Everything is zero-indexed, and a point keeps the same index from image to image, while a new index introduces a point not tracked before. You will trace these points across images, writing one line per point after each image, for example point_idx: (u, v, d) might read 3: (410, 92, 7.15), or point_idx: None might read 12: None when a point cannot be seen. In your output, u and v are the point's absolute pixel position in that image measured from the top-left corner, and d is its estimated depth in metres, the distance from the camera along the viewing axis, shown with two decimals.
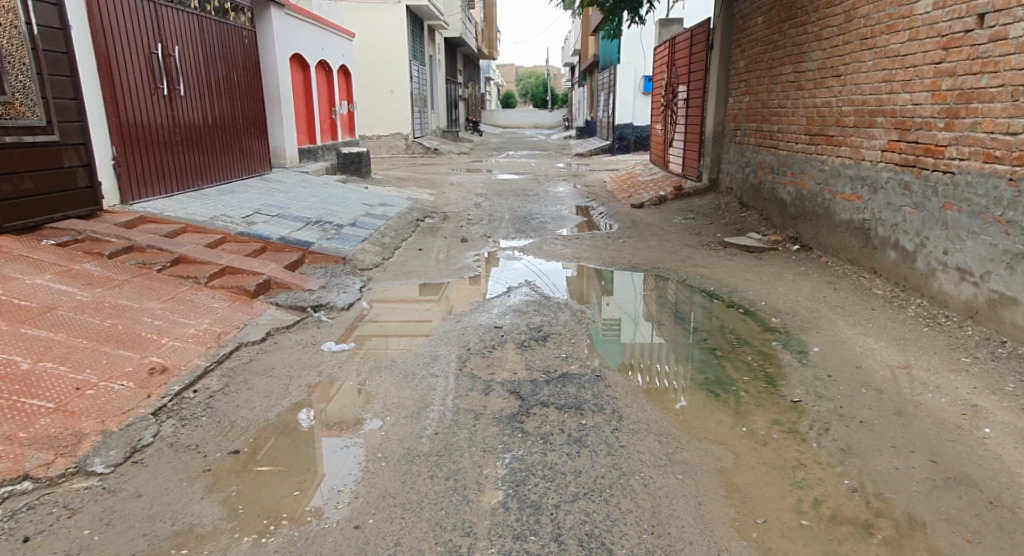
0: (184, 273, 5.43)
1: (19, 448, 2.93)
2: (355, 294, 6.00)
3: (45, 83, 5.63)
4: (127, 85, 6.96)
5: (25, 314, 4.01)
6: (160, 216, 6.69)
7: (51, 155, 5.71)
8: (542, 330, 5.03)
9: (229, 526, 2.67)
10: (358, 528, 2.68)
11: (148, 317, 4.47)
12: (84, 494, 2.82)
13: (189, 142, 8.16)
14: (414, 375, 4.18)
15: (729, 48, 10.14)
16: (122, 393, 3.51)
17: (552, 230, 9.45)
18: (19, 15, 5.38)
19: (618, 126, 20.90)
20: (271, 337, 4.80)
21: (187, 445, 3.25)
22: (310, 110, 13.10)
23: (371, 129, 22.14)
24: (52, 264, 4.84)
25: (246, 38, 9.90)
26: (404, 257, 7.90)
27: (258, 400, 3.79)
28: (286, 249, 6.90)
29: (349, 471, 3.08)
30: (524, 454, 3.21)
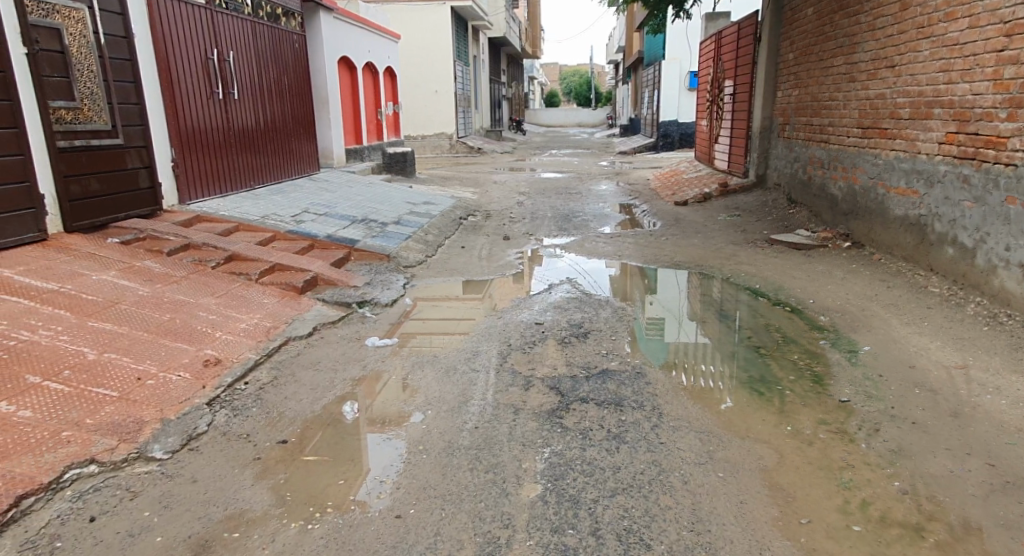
0: (237, 270, 5.61)
1: (86, 433, 3.07)
2: (399, 291, 6.11)
3: (110, 89, 5.90)
4: (185, 88, 7.21)
5: (91, 308, 4.20)
6: (214, 215, 6.93)
7: (116, 157, 5.97)
8: (583, 327, 5.03)
9: (278, 511, 2.76)
10: (400, 517, 2.73)
11: (202, 312, 4.63)
12: (144, 478, 2.95)
13: (242, 143, 8.41)
14: (456, 370, 4.24)
15: (778, 40, 9.92)
16: (179, 384, 3.65)
17: (595, 228, 9.40)
18: (87, 24, 5.65)
19: (662, 124, 20.68)
20: (318, 332, 4.92)
21: (238, 434, 3.37)
22: (357, 111, 13.34)
23: (415, 129, 22.41)
24: (115, 261, 5.06)
25: (297, 41, 10.16)
26: (447, 254, 7.99)
27: (305, 392, 3.90)
28: (332, 246, 7.06)
29: (391, 462, 3.14)
30: (563, 449, 3.23)
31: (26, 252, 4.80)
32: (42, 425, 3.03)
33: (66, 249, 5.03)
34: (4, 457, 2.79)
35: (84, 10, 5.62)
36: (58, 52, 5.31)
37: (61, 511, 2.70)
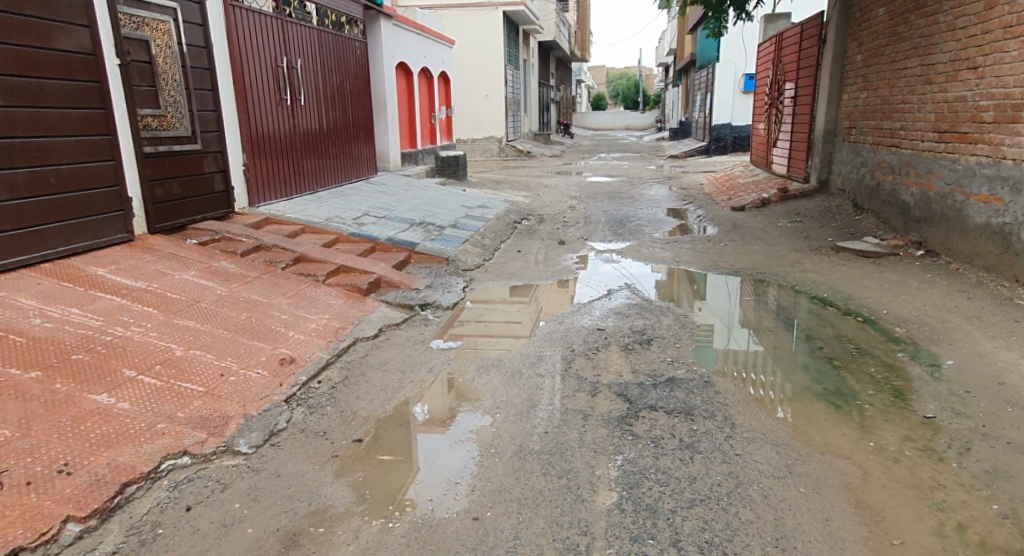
0: (305, 271, 5.78)
1: (178, 426, 3.21)
2: (459, 294, 6.20)
3: (191, 97, 6.18)
4: (257, 95, 7.48)
5: (176, 306, 4.39)
6: (282, 218, 7.15)
7: (194, 162, 6.24)
8: (645, 333, 4.99)
9: (360, 509, 2.83)
10: (478, 519, 2.76)
11: (276, 311, 4.79)
12: (233, 471, 3.07)
13: (306, 148, 8.67)
14: (522, 374, 4.26)
15: (846, 41, 9.62)
16: (258, 380, 3.79)
17: (650, 233, 9.30)
18: (171, 35, 5.94)
19: (715, 127, 20.30)
20: (383, 333, 5.02)
21: (316, 431, 3.47)
22: (412, 116, 13.56)
23: (466, 133, 22.67)
24: (195, 261, 5.28)
25: (359, 48, 10.41)
26: (504, 258, 8.05)
27: (375, 392, 3.99)
28: (393, 248, 7.19)
29: (464, 464, 3.18)
30: (636, 456, 3.21)
31: (116, 252, 5.05)
32: (139, 417, 3.18)
33: (152, 250, 5.27)
34: (108, 446, 2.95)
35: (169, 22, 5.92)
36: (146, 62, 5.60)
37: (160, 499, 2.82)
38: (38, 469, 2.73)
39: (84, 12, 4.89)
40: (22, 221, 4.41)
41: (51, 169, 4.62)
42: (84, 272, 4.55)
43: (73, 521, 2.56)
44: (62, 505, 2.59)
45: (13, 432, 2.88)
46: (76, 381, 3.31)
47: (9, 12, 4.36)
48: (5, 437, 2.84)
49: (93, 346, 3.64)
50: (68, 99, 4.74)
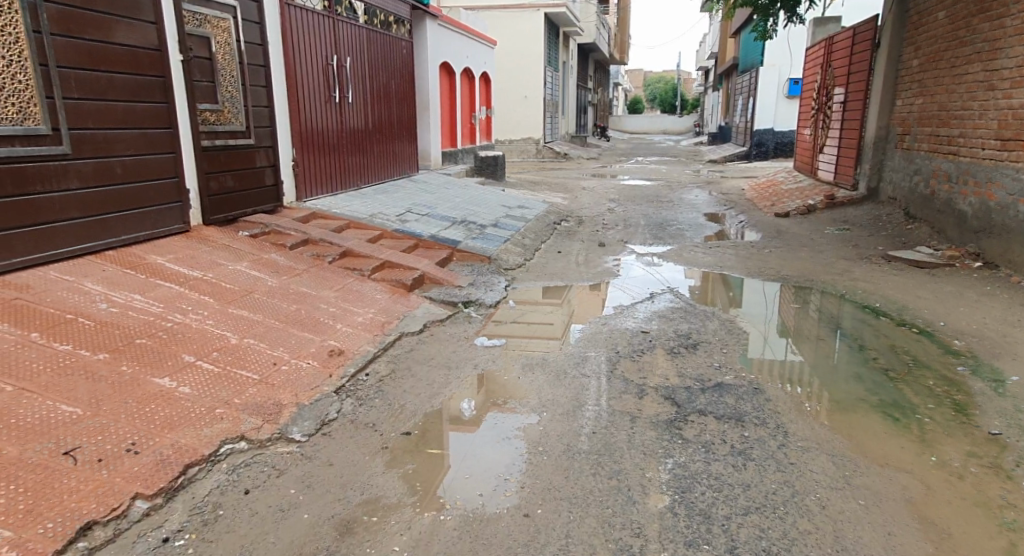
0: (351, 265, 5.85)
1: (236, 411, 3.29)
2: (501, 292, 6.20)
3: (247, 93, 6.33)
4: (307, 92, 7.61)
5: (231, 296, 4.50)
6: (328, 213, 7.25)
7: (248, 156, 6.38)
8: (691, 337, 4.93)
9: (411, 501, 2.85)
10: (528, 516, 2.76)
11: (325, 304, 4.88)
12: (288, 458, 3.13)
13: (352, 145, 8.79)
14: (566, 375, 4.23)
15: (902, 45, 9.34)
16: (309, 370, 3.86)
17: (691, 238, 9.17)
18: (230, 33, 6.09)
19: (757, 132, 19.94)
20: (427, 329, 5.05)
21: (365, 423, 3.51)
22: (453, 115, 13.64)
23: (504, 134, 22.72)
24: (247, 253, 5.40)
25: (406, 48, 10.51)
26: (545, 258, 8.04)
27: (422, 387, 4.01)
28: (436, 246, 7.23)
29: (513, 461, 3.19)
30: (687, 461, 3.16)
31: (175, 242, 5.19)
32: (198, 402, 3.27)
33: (207, 241, 5.40)
34: (170, 428, 3.03)
35: (229, 20, 6.06)
36: (206, 59, 5.75)
37: (220, 481, 2.89)
38: (107, 447, 2.82)
39: (152, 9, 5.05)
40: (91, 209, 4.56)
41: (118, 160, 4.77)
42: (145, 260, 4.69)
43: (141, 498, 2.64)
44: (131, 483, 2.68)
45: (85, 411, 2.98)
46: (140, 364, 3.42)
47: (85, 9, 4.50)
48: (77, 415, 2.95)
49: (155, 332, 3.75)
50: (134, 94, 4.89)
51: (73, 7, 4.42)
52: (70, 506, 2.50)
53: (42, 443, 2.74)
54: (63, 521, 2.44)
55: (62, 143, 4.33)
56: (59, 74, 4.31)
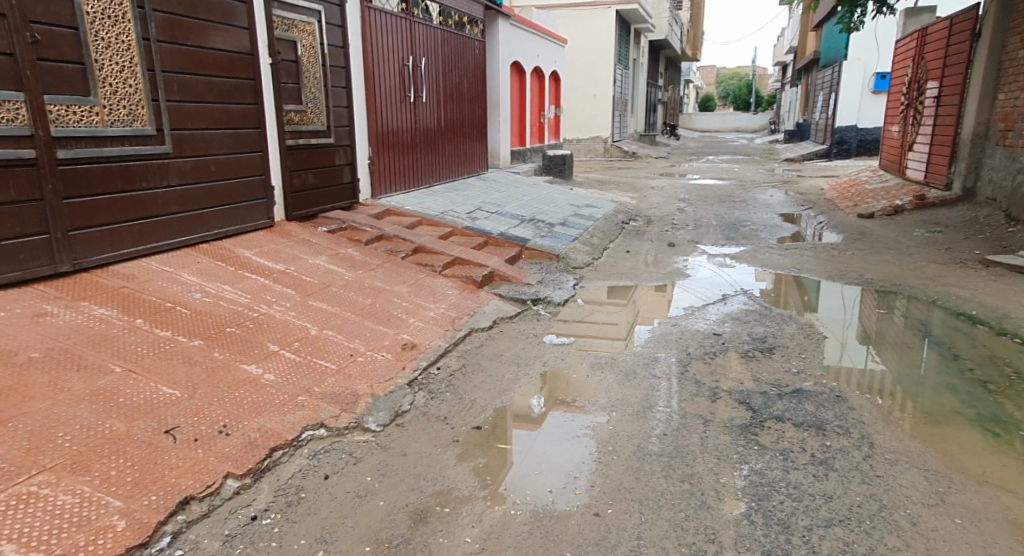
0: (424, 261, 5.96)
1: (316, 399, 3.41)
2: (570, 291, 6.18)
3: (329, 94, 6.55)
4: (384, 93, 7.81)
5: (310, 289, 4.67)
6: (402, 210, 7.41)
7: (328, 155, 6.60)
8: (767, 341, 4.78)
9: (482, 494, 2.89)
10: (599, 515, 2.75)
11: (398, 298, 4.99)
12: (364, 446, 3.22)
13: (425, 144, 8.96)
14: (636, 375, 4.18)
15: (1006, 35, 8.80)
16: (383, 362, 3.97)
17: (766, 239, 8.88)
18: (315, 36, 6.32)
19: (838, 129, 19.13)
20: (497, 326, 5.10)
21: (437, 416, 3.58)
22: (523, 114, 13.70)
23: (573, 132, 22.64)
24: (326, 248, 5.58)
25: (478, 48, 10.62)
26: (613, 258, 7.96)
27: (491, 383, 4.05)
28: (505, 244, 7.28)
29: (583, 459, 3.18)
30: (764, 467, 3.07)
31: (260, 236, 5.43)
32: (283, 388, 3.41)
33: (289, 236, 5.62)
34: (258, 413, 3.18)
35: (315, 24, 6.29)
36: (292, 61, 5.99)
37: (302, 466, 3.01)
38: (202, 427, 2.98)
39: (245, 15, 5.30)
40: (188, 204, 4.83)
41: (212, 158, 5.03)
42: (233, 253, 4.93)
43: (232, 478, 2.78)
44: (223, 462, 2.82)
45: (182, 393, 3.17)
46: (230, 351, 3.61)
47: (187, 16, 4.76)
48: (175, 397, 3.13)
49: (242, 321, 3.94)
50: (227, 96, 5.15)
51: (177, 15, 4.68)
52: (170, 481, 2.66)
53: (146, 421, 2.93)
54: (165, 494, 2.59)
55: (164, 143, 4.60)
56: (163, 78, 4.58)
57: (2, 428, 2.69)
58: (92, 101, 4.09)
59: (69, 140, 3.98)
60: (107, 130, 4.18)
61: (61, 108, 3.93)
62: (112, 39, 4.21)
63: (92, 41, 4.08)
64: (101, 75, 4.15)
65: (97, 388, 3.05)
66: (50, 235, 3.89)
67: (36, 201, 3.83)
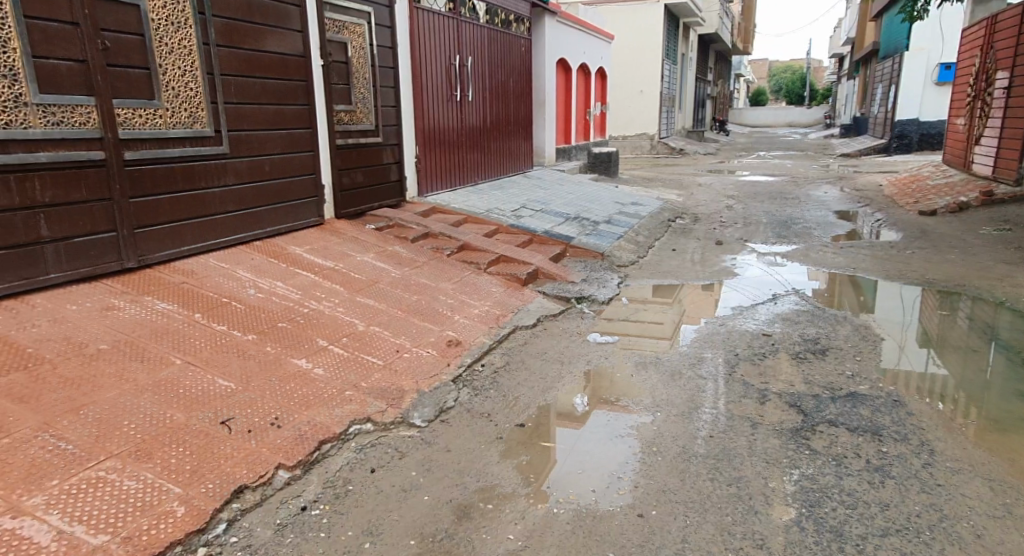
0: (469, 259, 6.01)
1: (363, 394, 3.48)
2: (614, 289, 6.14)
3: (378, 94, 6.66)
4: (431, 92, 7.88)
5: (358, 285, 4.76)
6: (447, 208, 7.48)
7: (376, 153, 6.70)
8: (819, 342, 4.66)
9: (525, 492, 2.90)
10: (643, 517, 2.73)
11: (444, 295, 5.04)
12: (409, 441, 3.27)
13: (471, 142, 9.01)
14: (682, 375, 4.13)
15: None
16: (428, 359, 4.01)
17: (819, 237, 8.64)
18: (365, 37, 6.43)
19: (899, 122, 18.45)
20: (541, 323, 5.10)
21: (481, 413, 3.60)
22: (568, 111, 13.64)
23: (618, 129, 22.47)
24: (373, 245, 5.67)
25: (524, 45, 10.62)
26: (659, 256, 7.86)
27: (535, 381, 4.06)
28: (550, 242, 7.27)
29: (627, 459, 3.16)
30: (815, 473, 3.00)
31: (311, 233, 5.56)
32: (331, 383, 3.49)
33: (338, 233, 5.73)
34: (308, 406, 3.26)
35: (365, 25, 6.40)
36: (343, 62, 6.11)
37: (350, 459, 3.07)
38: (256, 419, 3.08)
39: (299, 18, 5.42)
40: (244, 203, 4.97)
41: (266, 158, 5.17)
42: (284, 250, 5.06)
43: (283, 469, 2.86)
44: (275, 453, 2.91)
45: (237, 385, 3.27)
46: (281, 346, 3.70)
47: (245, 20, 4.91)
48: (230, 389, 3.24)
49: (293, 316, 4.04)
50: (281, 97, 5.28)
51: (236, 20, 4.83)
52: (226, 470, 2.75)
53: (203, 412, 3.04)
54: (221, 483, 2.68)
55: (222, 143, 4.75)
56: (221, 81, 4.73)
57: (74, 415, 2.83)
58: (156, 105, 4.25)
59: (135, 142, 4.14)
60: (169, 132, 4.34)
61: (128, 111, 4.10)
62: (174, 44, 4.37)
63: (156, 47, 4.25)
64: (164, 79, 4.31)
65: (159, 379, 3.18)
66: (118, 232, 4.06)
67: (106, 200, 4.00)
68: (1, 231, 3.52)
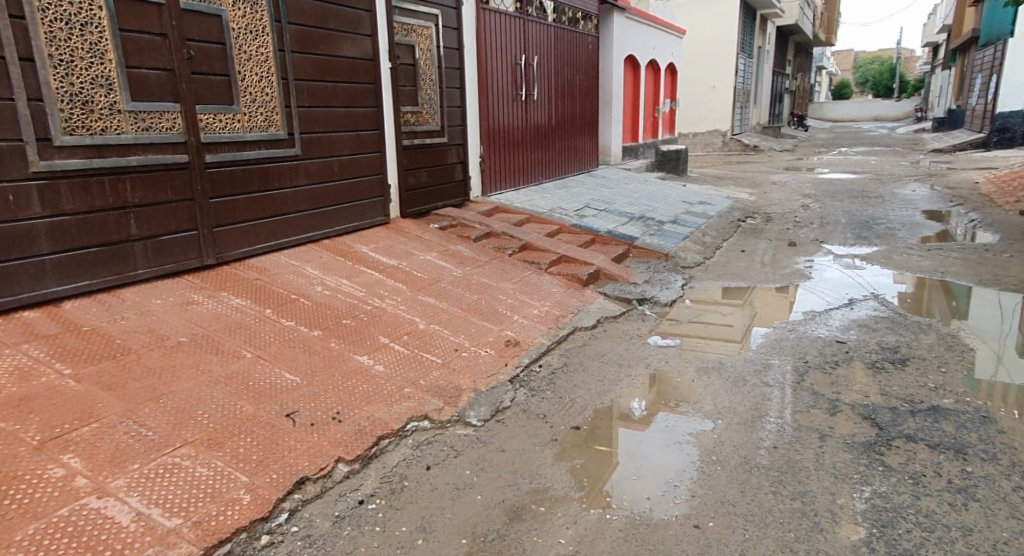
0: (530, 259, 6.03)
1: (421, 392, 3.55)
2: (678, 291, 6.03)
3: (444, 95, 6.76)
4: (496, 92, 7.95)
5: (420, 284, 4.86)
6: (510, 207, 7.53)
7: (441, 154, 6.81)
8: (898, 352, 4.45)
9: (579, 495, 2.90)
10: (699, 528, 2.68)
11: (504, 295, 5.08)
12: (465, 440, 3.33)
13: (535, 141, 9.04)
14: (746, 382, 4.03)
15: None
16: (486, 358, 4.06)
17: (905, 238, 8.23)
18: (432, 40, 6.54)
19: (1000, 115, 17.32)
20: (601, 325, 5.08)
21: (537, 414, 3.62)
22: (636, 109, 13.50)
23: (689, 126, 22.11)
24: (436, 244, 5.77)
25: (592, 43, 10.57)
26: (727, 258, 7.67)
27: (593, 383, 4.04)
28: (613, 242, 7.21)
29: (684, 467, 3.11)
30: (888, 491, 2.88)
31: (376, 232, 5.71)
32: (391, 380, 3.58)
33: (402, 232, 5.86)
34: (368, 402, 3.36)
35: (432, 28, 6.52)
36: (410, 65, 6.24)
37: (406, 455, 3.14)
38: (318, 413, 3.19)
39: (369, 23, 5.57)
40: (313, 203, 5.15)
41: (335, 159, 5.34)
42: (351, 248, 5.21)
43: (343, 462, 2.96)
44: (336, 447, 3.01)
45: (302, 380, 3.40)
46: (345, 342, 3.82)
47: (318, 27, 5.08)
48: (296, 383, 3.37)
49: (356, 314, 4.16)
50: (351, 99, 5.44)
51: (310, 26, 5.01)
52: (290, 462, 2.86)
53: (269, 405, 3.17)
54: (284, 473, 2.80)
55: (295, 146, 4.94)
56: (295, 85, 4.91)
57: (155, 403, 3.01)
58: (235, 110, 4.45)
59: (216, 145, 4.35)
60: (246, 136, 4.54)
61: (210, 116, 4.31)
62: (253, 51, 4.57)
63: (236, 55, 4.45)
64: (243, 85, 4.51)
65: (231, 372, 3.34)
66: (198, 231, 4.28)
67: (188, 201, 4.22)
68: (94, 229, 3.77)
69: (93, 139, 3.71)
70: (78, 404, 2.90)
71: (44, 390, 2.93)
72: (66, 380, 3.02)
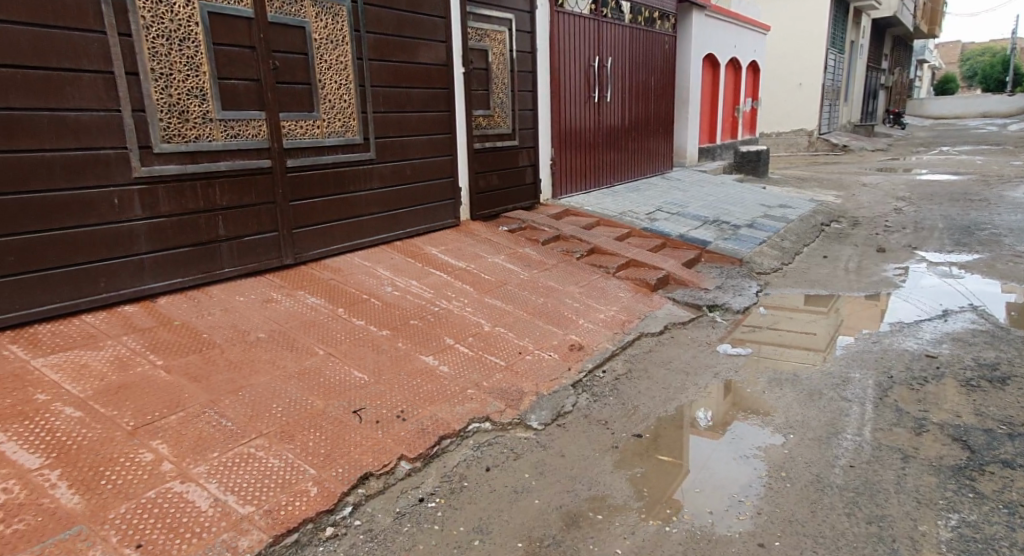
0: (598, 262, 5.99)
1: (484, 393, 3.61)
2: (752, 298, 5.85)
3: (516, 99, 6.82)
4: (569, 94, 7.95)
5: (487, 286, 4.93)
6: (580, 210, 7.52)
7: (511, 156, 6.87)
8: (997, 369, 4.16)
9: (638, 505, 2.87)
10: (763, 546, 2.61)
11: (570, 299, 5.08)
12: (525, 443, 3.35)
13: (608, 143, 8.98)
14: (821, 395, 3.88)
15: None
16: (550, 361, 4.08)
17: (1011, 245, 7.68)
18: (505, 44, 6.62)
19: None
20: (669, 331, 5.00)
21: (599, 420, 3.61)
22: (714, 108, 13.21)
23: (772, 125, 21.39)
24: (504, 247, 5.84)
25: (668, 43, 10.40)
26: (807, 264, 7.39)
27: (657, 390, 3.99)
28: (684, 246, 7.08)
29: (749, 482, 3.03)
30: (978, 520, 2.71)
31: (446, 234, 5.82)
32: (455, 380, 3.66)
33: (471, 234, 5.96)
34: (432, 401, 3.44)
35: (505, 32, 6.60)
36: (483, 69, 6.34)
37: (467, 456, 3.20)
38: (384, 411, 3.29)
39: (444, 30, 5.69)
40: (386, 205, 5.30)
41: (408, 162, 5.49)
42: (421, 250, 5.34)
43: (405, 460, 3.04)
44: (399, 445, 3.10)
45: (369, 378, 3.52)
46: (412, 343, 3.93)
47: (395, 35, 5.23)
48: (364, 381, 3.49)
49: (424, 315, 4.27)
50: (424, 104, 5.57)
51: (387, 35, 5.16)
52: (355, 458, 2.97)
53: (338, 401, 3.30)
54: (350, 468, 2.91)
55: (370, 150, 5.11)
56: (372, 91, 5.08)
57: (235, 395, 3.19)
58: (315, 116, 4.65)
59: (297, 150, 4.55)
60: (325, 141, 4.73)
61: (292, 123, 4.52)
62: (333, 60, 4.75)
63: (317, 64, 4.64)
64: (323, 92, 4.70)
65: (304, 368, 3.49)
66: (279, 232, 4.49)
67: (270, 203, 4.43)
68: (186, 230, 4.02)
69: (187, 146, 3.96)
70: (167, 393, 3.10)
71: (138, 378, 3.16)
72: (158, 370, 3.25)
